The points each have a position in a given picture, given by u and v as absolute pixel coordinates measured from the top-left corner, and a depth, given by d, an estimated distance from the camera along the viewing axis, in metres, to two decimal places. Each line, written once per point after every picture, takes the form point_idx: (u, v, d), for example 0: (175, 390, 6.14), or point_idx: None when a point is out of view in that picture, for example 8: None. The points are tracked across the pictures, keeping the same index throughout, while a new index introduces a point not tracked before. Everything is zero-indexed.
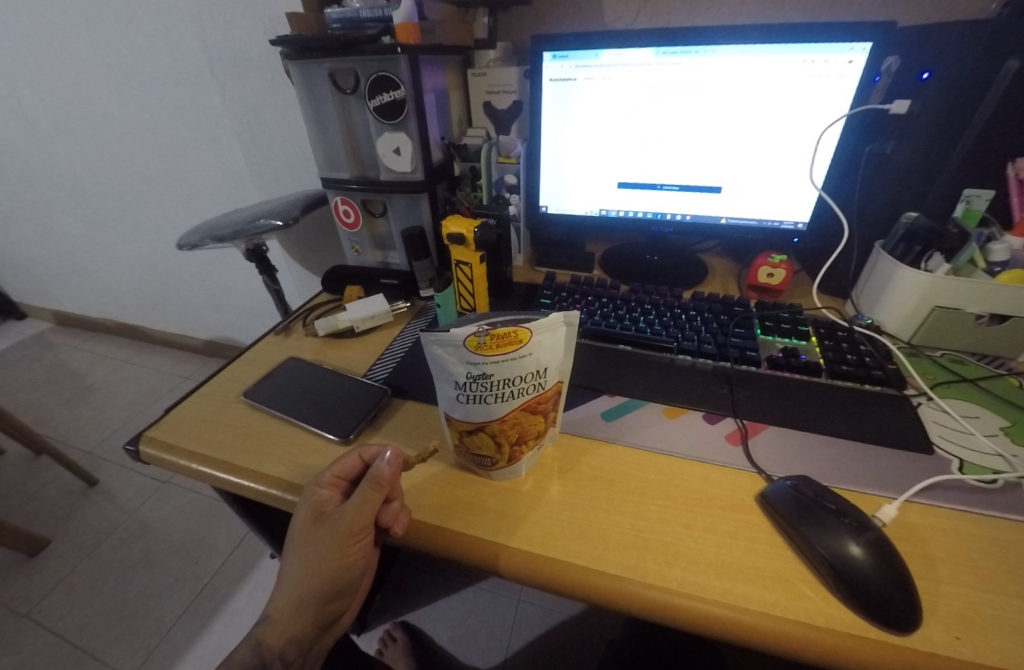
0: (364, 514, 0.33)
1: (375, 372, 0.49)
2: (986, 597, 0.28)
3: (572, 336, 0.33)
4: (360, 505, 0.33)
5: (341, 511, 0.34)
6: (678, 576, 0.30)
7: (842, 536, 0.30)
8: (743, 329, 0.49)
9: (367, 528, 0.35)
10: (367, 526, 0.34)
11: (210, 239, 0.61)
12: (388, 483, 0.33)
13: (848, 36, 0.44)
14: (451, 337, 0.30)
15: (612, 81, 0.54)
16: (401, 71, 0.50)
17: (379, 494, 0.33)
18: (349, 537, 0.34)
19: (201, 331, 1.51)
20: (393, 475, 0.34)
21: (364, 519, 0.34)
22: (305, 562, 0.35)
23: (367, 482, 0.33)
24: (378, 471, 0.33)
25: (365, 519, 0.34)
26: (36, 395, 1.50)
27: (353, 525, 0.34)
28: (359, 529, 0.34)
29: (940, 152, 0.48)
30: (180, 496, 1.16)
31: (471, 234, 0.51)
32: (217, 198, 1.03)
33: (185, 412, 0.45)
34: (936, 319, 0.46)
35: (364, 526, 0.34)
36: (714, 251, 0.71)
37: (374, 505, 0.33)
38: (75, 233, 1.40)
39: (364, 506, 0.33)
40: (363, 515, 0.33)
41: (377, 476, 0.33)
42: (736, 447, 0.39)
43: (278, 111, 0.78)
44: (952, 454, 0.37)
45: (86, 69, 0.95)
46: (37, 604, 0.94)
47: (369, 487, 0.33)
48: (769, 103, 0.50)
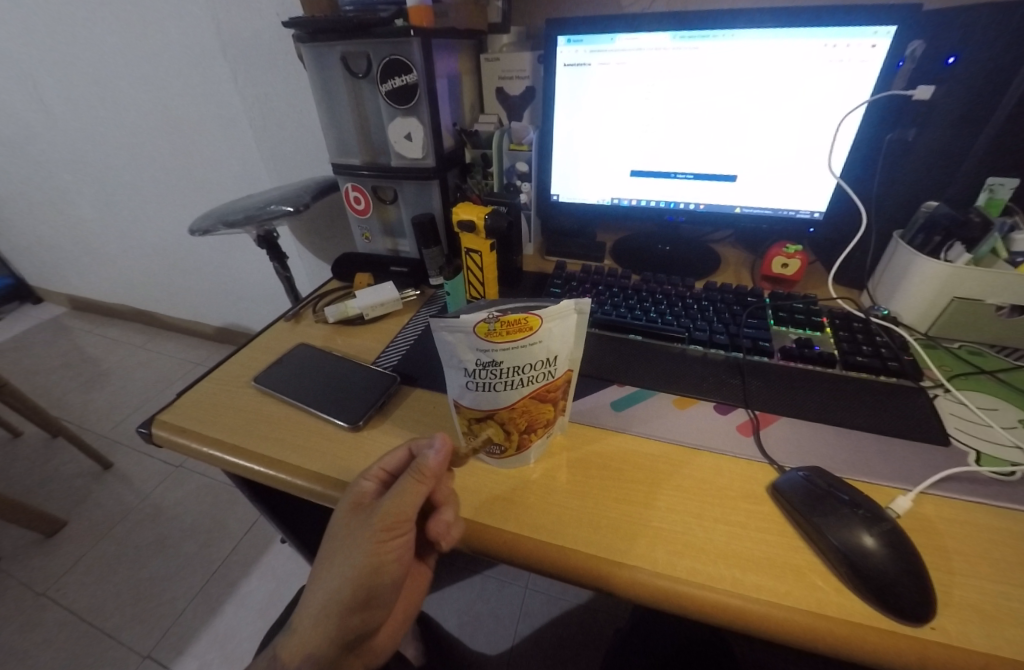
0: (407, 504, 0.32)
1: (384, 359, 0.49)
2: (1003, 589, 0.28)
3: (583, 324, 0.33)
4: (403, 494, 0.32)
5: (382, 501, 0.33)
6: (688, 564, 0.30)
7: (856, 527, 0.29)
8: (756, 319, 0.49)
9: (408, 521, 0.33)
10: (408, 518, 0.33)
11: (222, 224, 0.62)
12: (434, 473, 0.33)
13: (872, 18, 0.43)
14: (461, 323, 0.30)
15: (626, 66, 0.53)
16: (413, 55, 0.50)
17: (423, 484, 0.32)
18: (388, 533, 0.33)
19: (213, 318, 1.53)
20: (439, 465, 0.33)
21: (405, 511, 0.33)
22: (339, 559, 0.33)
23: (412, 470, 0.32)
24: (424, 458, 0.33)
25: (406, 510, 0.32)
26: (52, 379, 1.53)
27: (393, 517, 0.33)
28: (401, 522, 0.33)
29: (963, 143, 0.47)
30: (192, 480, 1.18)
31: (481, 221, 0.50)
32: (229, 185, 1.04)
33: (197, 396, 0.45)
34: (955, 310, 0.45)
35: (405, 518, 0.33)
36: (727, 242, 0.70)
37: (417, 496, 0.32)
38: (90, 219, 1.41)
39: (407, 494, 0.32)
40: (405, 506, 0.32)
41: (422, 465, 0.33)
42: (748, 437, 0.39)
43: (289, 96, 0.78)
44: (969, 446, 0.36)
45: (100, 55, 0.95)
46: (54, 582, 0.97)
47: (414, 474, 0.32)
48: (787, 88, 0.49)
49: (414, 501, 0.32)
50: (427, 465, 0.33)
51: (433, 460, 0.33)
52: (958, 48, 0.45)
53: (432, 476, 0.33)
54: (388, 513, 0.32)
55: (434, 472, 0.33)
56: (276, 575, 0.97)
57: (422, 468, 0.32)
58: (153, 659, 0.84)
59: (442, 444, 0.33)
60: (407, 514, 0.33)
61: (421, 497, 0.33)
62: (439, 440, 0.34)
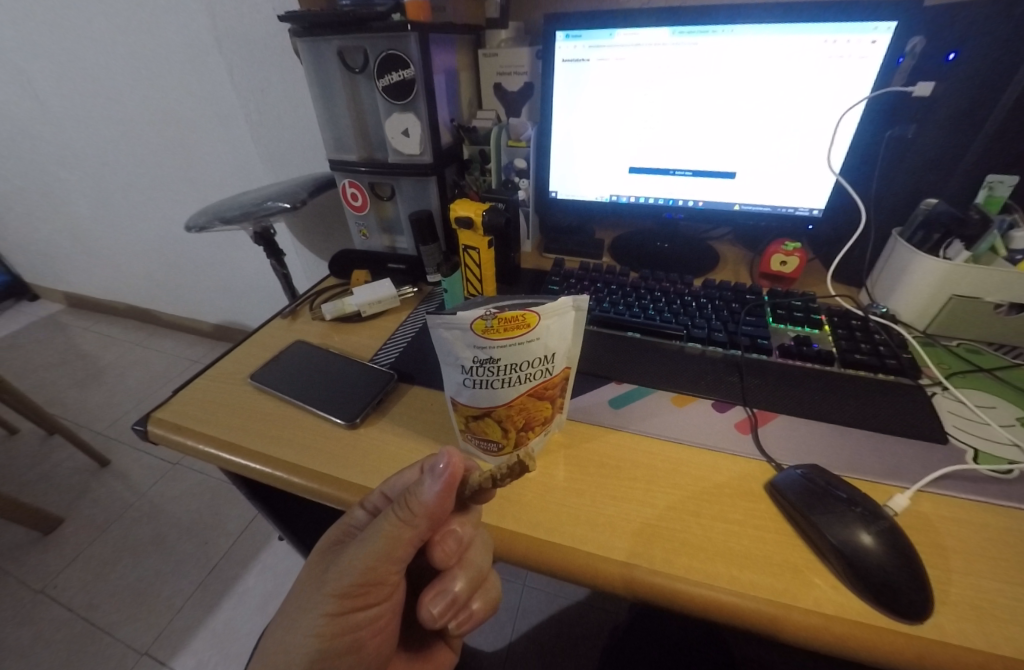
0: (392, 540, 0.30)
1: (381, 357, 0.48)
2: (1001, 587, 0.28)
3: (581, 321, 0.33)
4: (383, 527, 0.30)
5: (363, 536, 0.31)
6: (685, 563, 0.30)
7: (853, 525, 0.29)
8: (754, 317, 0.49)
9: (393, 560, 0.31)
10: (392, 556, 0.31)
11: (218, 221, 0.61)
12: (423, 508, 0.30)
13: (872, 14, 0.43)
14: (457, 320, 0.30)
15: (625, 62, 0.53)
16: (411, 50, 0.50)
17: (409, 519, 0.30)
18: (369, 570, 0.31)
19: (210, 315, 1.52)
20: (431, 500, 0.30)
21: (390, 547, 0.31)
22: (314, 594, 0.31)
23: (399, 502, 0.30)
24: (416, 490, 0.30)
25: (388, 547, 0.30)
26: (48, 377, 1.52)
27: (376, 553, 0.31)
28: (383, 559, 0.31)
29: (960, 141, 0.47)
30: (189, 478, 1.17)
31: (479, 217, 0.50)
32: (226, 181, 1.03)
33: (192, 393, 0.45)
34: (953, 308, 0.45)
35: (387, 556, 0.31)
36: (725, 239, 0.70)
37: (402, 531, 0.30)
38: (86, 216, 1.41)
39: (387, 530, 0.30)
40: (387, 542, 0.30)
41: (412, 499, 0.30)
42: (746, 435, 0.39)
43: (286, 92, 0.77)
44: (967, 444, 0.36)
45: (95, 49, 0.94)
46: (51, 580, 0.97)
47: (399, 508, 0.30)
48: (787, 84, 0.49)
49: (396, 535, 0.30)
50: (416, 499, 0.30)
51: (426, 494, 0.30)
52: (956, 45, 0.46)
53: (421, 514, 0.30)
54: (370, 546, 0.31)
55: (424, 507, 0.30)
56: (274, 572, 0.97)
57: (410, 503, 0.30)
58: (150, 657, 0.84)
59: (442, 472, 0.30)
60: (392, 550, 0.31)
61: (406, 534, 0.30)
62: (442, 460, 0.30)
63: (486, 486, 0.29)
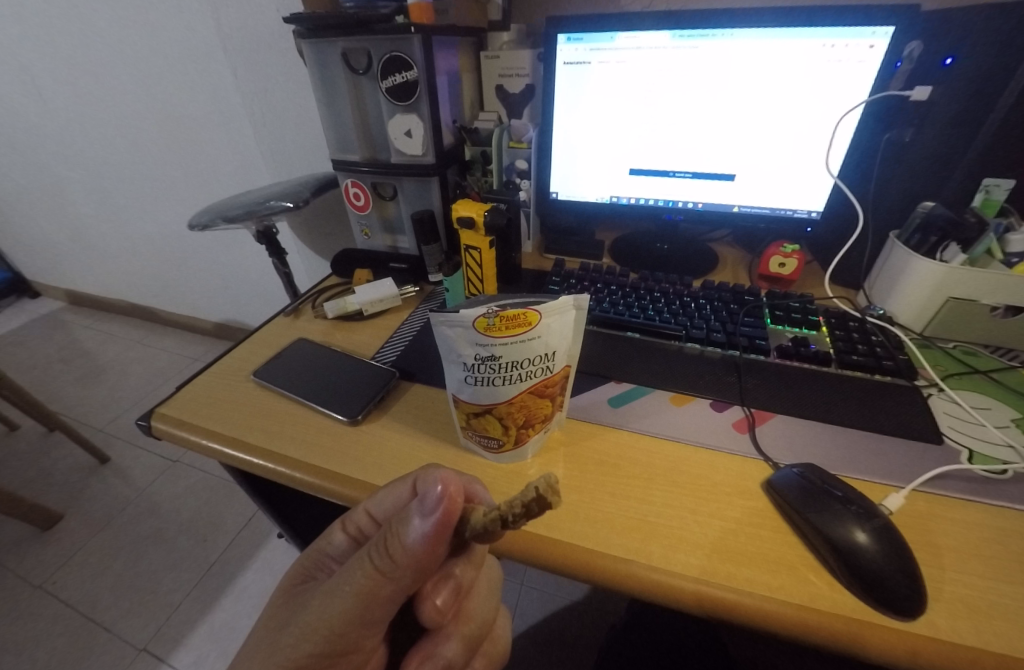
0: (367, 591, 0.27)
1: (383, 354, 0.49)
2: (993, 585, 0.28)
3: (581, 320, 0.33)
4: (355, 578, 0.27)
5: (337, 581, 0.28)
6: (682, 559, 0.30)
7: (848, 522, 0.30)
8: (752, 318, 0.49)
9: (366, 620, 0.27)
10: (367, 615, 0.27)
11: (222, 219, 0.62)
12: (406, 555, 0.26)
13: (870, 19, 0.43)
14: (460, 318, 0.30)
15: (626, 64, 0.53)
16: (414, 52, 0.50)
17: (388, 567, 0.27)
18: (336, 631, 0.27)
19: (211, 313, 1.53)
20: (417, 545, 0.26)
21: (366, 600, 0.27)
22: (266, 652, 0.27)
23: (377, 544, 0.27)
24: (399, 532, 0.26)
25: (361, 604, 0.27)
26: (49, 374, 1.53)
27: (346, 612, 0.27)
28: (355, 616, 0.27)
29: (960, 143, 0.48)
30: (189, 476, 1.18)
31: (480, 217, 0.51)
32: (228, 180, 1.04)
33: (196, 389, 0.45)
34: (949, 311, 0.46)
35: (359, 614, 0.27)
36: (725, 240, 0.71)
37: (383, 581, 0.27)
38: (89, 214, 1.41)
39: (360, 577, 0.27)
40: (360, 596, 0.27)
41: (393, 543, 0.27)
42: (743, 434, 0.39)
43: (289, 92, 0.78)
44: (962, 445, 0.37)
45: (99, 48, 0.95)
46: (51, 576, 0.97)
47: (379, 553, 0.27)
48: (786, 88, 0.49)
49: (370, 590, 0.27)
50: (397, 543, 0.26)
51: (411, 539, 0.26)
52: (955, 50, 0.46)
53: (402, 561, 0.26)
54: (336, 602, 0.27)
55: (407, 554, 0.26)
56: (273, 570, 0.97)
57: (391, 547, 0.27)
58: (148, 653, 0.84)
59: (433, 509, 0.26)
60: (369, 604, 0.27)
61: (381, 586, 0.27)
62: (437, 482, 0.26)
63: (492, 530, 0.25)
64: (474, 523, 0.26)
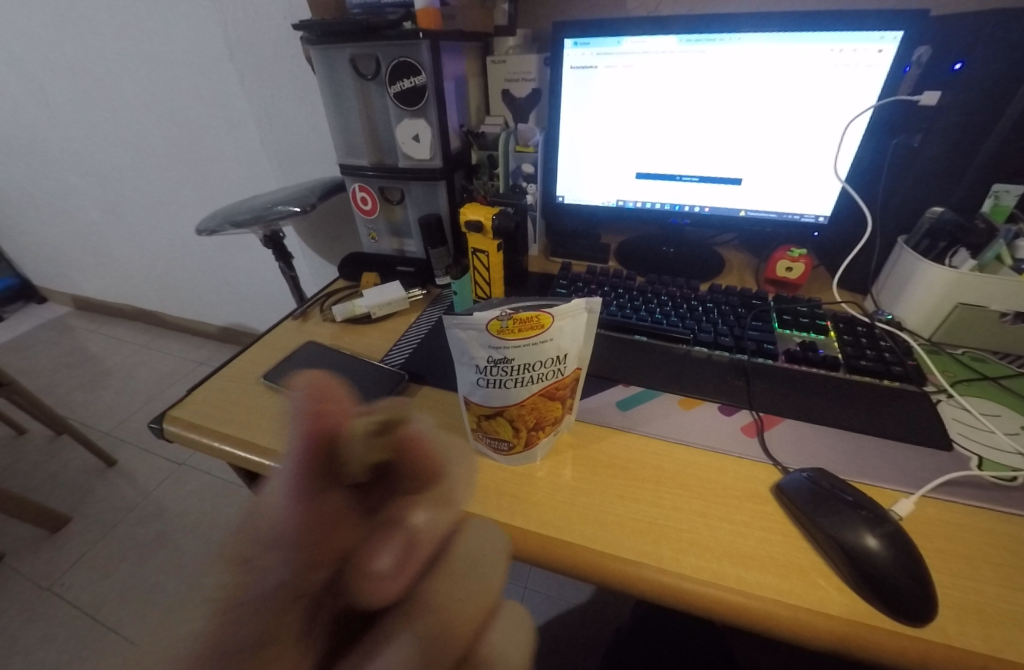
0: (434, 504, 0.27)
1: (392, 357, 0.49)
2: (1007, 593, 0.28)
3: (593, 324, 0.33)
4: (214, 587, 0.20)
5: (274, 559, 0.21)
6: (693, 562, 0.30)
7: (859, 527, 0.30)
8: (760, 322, 0.49)
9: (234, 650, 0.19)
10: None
11: (229, 224, 0.62)
12: (273, 516, 0.23)
13: (879, 24, 0.43)
14: (473, 321, 0.30)
15: (633, 69, 0.54)
16: (423, 57, 0.51)
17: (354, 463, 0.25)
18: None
19: (216, 317, 1.54)
20: (286, 492, 0.23)
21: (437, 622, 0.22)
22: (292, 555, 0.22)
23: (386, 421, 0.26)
24: (263, 498, 0.23)
25: (218, 622, 0.20)
26: (56, 378, 1.54)
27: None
28: (289, 626, 0.20)
29: (967, 148, 0.48)
30: (194, 479, 1.18)
31: (488, 221, 0.51)
32: (234, 186, 1.05)
33: (206, 392, 0.46)
34: (959, 316, 0.45)
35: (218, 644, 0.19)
36: (731, 244, 0.71)
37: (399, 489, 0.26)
38: (95, 219, 1.42)
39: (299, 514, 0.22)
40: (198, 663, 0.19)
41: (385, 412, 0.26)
42: (751, 439, 0.39)
43: (297, 97, 0.78)
44: (971, 451, 0.37)
45: (108, 56, 0.96)
46: (58, 578, 0.97)
47: None
48: (795, 92, 0.49)
49: (235, 593, 0.20)
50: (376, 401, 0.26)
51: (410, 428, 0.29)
52: (963, 55, 0.46)
53: None
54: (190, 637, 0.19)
55: (274, 513, 0.23)
56: None
57: (259, 519, 0.22)
58: None
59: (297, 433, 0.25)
60: (446, 615, 0.22)
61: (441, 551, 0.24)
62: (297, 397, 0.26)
63: None
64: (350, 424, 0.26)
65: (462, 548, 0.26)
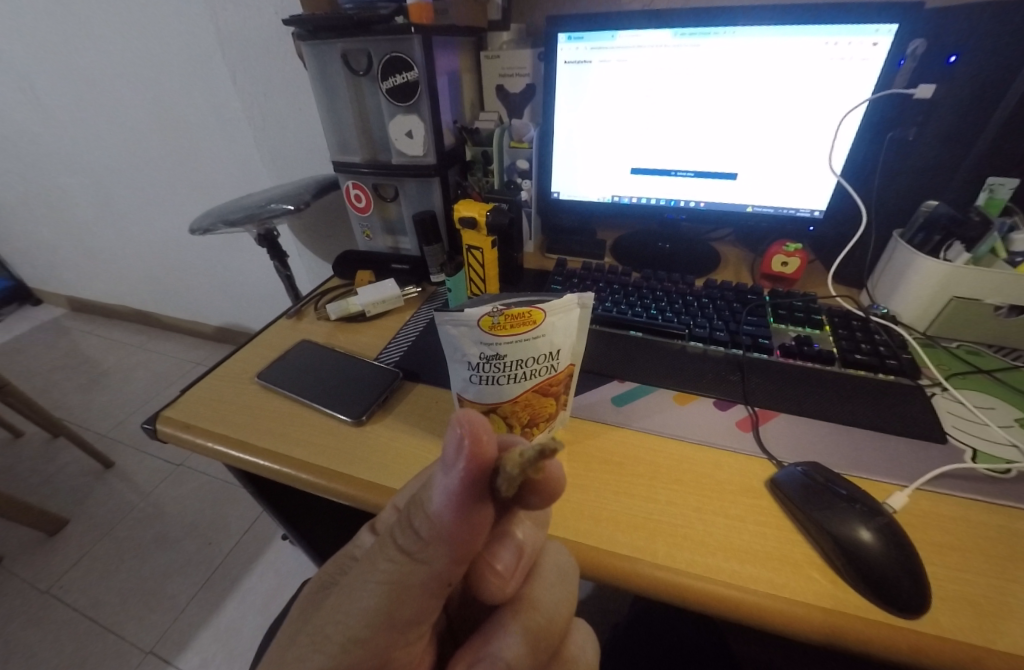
0: (543, 515, 0.27)
1: (386, 355, 0.49)
2: (1000, 584, 0.28)
3: (586, 319, 0.33)
4: (379, 565, 0.22)
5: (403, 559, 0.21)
6: (687, 557, 0.30)
7: (853, 521, 0.30)
8: (756, 316, 0.49)
9: (398, 629, 0.21)
10: (390, 649, 0.21)
11: (223, 223, 0.62)
12: (433, 527, 0.20)
13: (873, 15, 0.43)
14: (464, 317, 0.30)
15: (627, 63, 0.53)
16: (414, 52, 0.50)
17: (513, 496, 0.20)
18: (353, 652, 0.20)
19: (212, 317, 1.53)
20: (446, 511, 0.20)
21: (543, 625, 0.24)
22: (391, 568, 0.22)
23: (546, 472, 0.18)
24: (424, 498, 0.21)
25: (388, 602, 0.21)
26: (52, 379, 1.53)
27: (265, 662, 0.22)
28: (405, 602, 0.21)
29: (961, 141, 0.48)
30: (192, 479, 1.18)
31: (482, 217, 0.51)
32: (228, 185, 1.04)
33: (200, 393, 0.45)
34: (954, 310, 0.45)
35: (383, 622, 0.21)
36: (727, 239, 0.71)
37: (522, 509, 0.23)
38: (89, 219, 1.41)
39: (428, 522, 0.21)
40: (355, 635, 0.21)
41: (551, 456, 0.16)
42: (746, 433, 0.39)
43: (290, 94, 0.78)
44: (965, 444, 0.37)
45: (98, 54, 0.95)
46: (57, 580, 0.97)
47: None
48: (790, 86, 0.49)
49: (402, 578, 0.21)
50: (554, 454, 0.16)
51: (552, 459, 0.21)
52: (958, 47, 0.46)
53: None
54: (367, 599, 0.21)
55: (435, 527, 0.20)
56: (277, 572, 0.97)
57: (417, 524, 0.21)
58: (155, 655, 0.85)
59: (454, 463, 0.19)
60: (548, 623, 0.24)
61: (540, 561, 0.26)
62: (455, 426, 0.18)
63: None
64: (508, 471, 0.17)
65: (552, 559, 0.26)
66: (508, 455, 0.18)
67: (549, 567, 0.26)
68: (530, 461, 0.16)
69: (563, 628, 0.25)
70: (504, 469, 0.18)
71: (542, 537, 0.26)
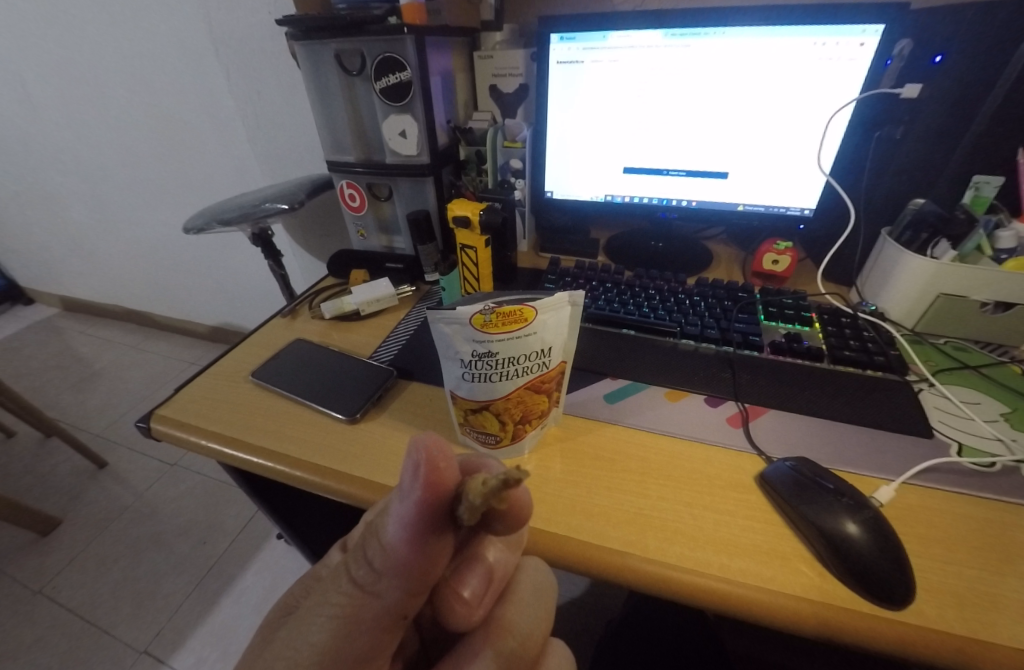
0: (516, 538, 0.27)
1: (381, 353, 0.49)
2: (983, 575, 0.29)
3: (577, 316, 0.33)
4: (333, 596, 0.22)
5: (360, 588, 0.21)
6: (678, 551, 0.30)
7: (840, 514, 0.30)
8: (746, 314, 0.50)
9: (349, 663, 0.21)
10: None
11: (216, 222, 0.62)
12: (387, 557, 0.20)
13: (860, 15, 0.44)
14: (456, 315, 0.30)
15: (619, 63, 0.54)
16: (407, 52, 0.50)
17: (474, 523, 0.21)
18: None
19: (206, 317, 1.53)
20: (400, 541, 0.20)
21: (515, 646, 0.25)
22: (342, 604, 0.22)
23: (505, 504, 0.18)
24: (381, 527, 0.21)
25: (339, 634, 0.21)
26: (45, 380, 1.52)
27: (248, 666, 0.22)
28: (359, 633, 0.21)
29: (947, 141, 0.49)
30: (187, 479, 1.17)
31: (476, 217, 0.51)
32: (222, 184, 1.04)
33: (194, 391, 0.45)
34: (940, 307, 0.46)
35: (335, 655, 0.21)
36: (719, 238, 0.71)
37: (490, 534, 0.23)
38: (82, 219, 1.41)
39: (382, 555, 0.21)
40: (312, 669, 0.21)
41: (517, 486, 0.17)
42: (736, 429, 0.40)
43: (284, 94, 0.78)
44: (952, 438, 0.37)
45: (90, 53, 0.94)
46: (50, 581, 0.97)
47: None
48: (778, 85, 0.49)
49: (355, 610, 0.21)
50: (518, 484, 0.16)
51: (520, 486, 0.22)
52: (944, 47, 0.47)
53: None
54: (318, 632, 0.21)
55: (389, 556, 0.20)
56: (272, 572, 0.97)
57: (371, 553, 0.21)
58: (149, 655, 0.85)
59: (410, 490, 0.19)
60: (521, 645, 0.25)
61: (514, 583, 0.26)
62: (412, 455, 0.19)
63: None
64: (469, 500, 0.17)
65: (527, 578, 0.27)
66: (469, 483, 0.18)
67: (524, 588, 0.26)
68: (494, 491, 0.17)
69: (538, 647, 0.26)
70: (465, 495, 0.18)
71: (514, 559, 0.26)
